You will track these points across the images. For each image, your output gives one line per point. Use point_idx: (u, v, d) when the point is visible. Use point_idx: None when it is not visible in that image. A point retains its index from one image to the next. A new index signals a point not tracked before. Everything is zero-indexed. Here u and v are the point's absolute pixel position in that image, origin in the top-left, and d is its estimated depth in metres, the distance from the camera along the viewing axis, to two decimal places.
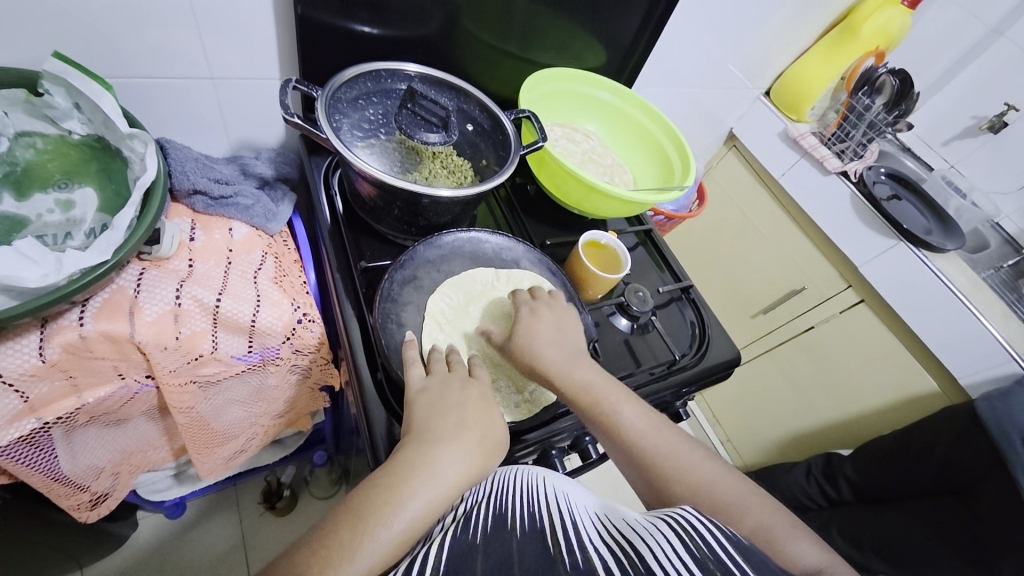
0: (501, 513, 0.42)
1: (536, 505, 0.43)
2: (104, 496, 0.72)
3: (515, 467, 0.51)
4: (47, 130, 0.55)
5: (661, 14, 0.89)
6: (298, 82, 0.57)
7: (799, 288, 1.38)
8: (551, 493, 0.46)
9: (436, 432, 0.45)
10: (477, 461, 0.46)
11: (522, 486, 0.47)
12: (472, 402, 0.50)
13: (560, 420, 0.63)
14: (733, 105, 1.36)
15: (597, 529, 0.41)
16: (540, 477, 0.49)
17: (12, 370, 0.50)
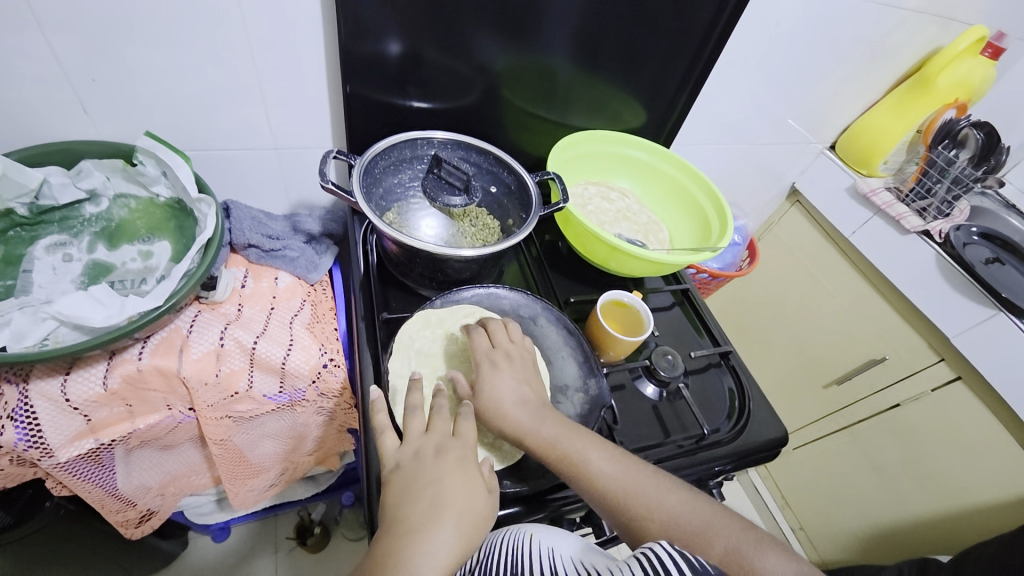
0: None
1: (522, 570, 0.45)
2: (150, 514, 0.79)
3: (509, 528, 0.51)
4: (140, 193, 0.68)
5: (698, 75, 0.89)
6: (338, 153, 0.64)
7: (879, 358, 1.22)
8: (534, 555, 0.46)
9: (408, 523, 0.45)
10: (458, 548, 0.44)
11: (507, 549, 0.48)
12: (448, 469, 0.49)
13: (565, 489, 0.60)
14: (794, 159, 1.29)
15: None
16: (528, 534, 0.49)
17: (80, 395, 0.59)
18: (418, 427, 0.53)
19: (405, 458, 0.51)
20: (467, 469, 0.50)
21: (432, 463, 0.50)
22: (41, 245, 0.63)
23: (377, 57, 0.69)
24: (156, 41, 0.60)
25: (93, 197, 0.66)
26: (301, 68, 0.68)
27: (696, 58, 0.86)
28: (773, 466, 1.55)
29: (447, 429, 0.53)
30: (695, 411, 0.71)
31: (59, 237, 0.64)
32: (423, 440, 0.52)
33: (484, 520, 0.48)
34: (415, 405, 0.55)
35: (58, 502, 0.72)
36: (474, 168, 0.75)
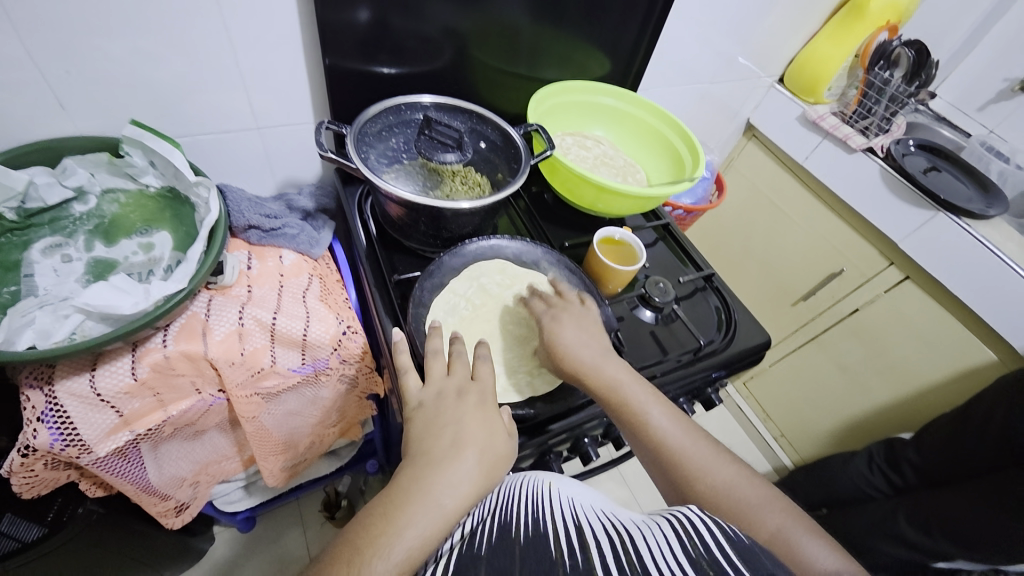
0: (506, 522, 0.47)
1: (542, 511, 0.47)
2: (186, 505, 0.81)
3: (527, 479, 0.55)
4: (128, 186, 0.68)
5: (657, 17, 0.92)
6: (330, 123, 0.65)
7: (838, 271, 1.35)
8: (555, 500, 0.49)
9: (432, 453, 0.50)
10: (476, 482, 0.50)
11: (523, 493, 0.51)
12: (470, 409, 0.55)
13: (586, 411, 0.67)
14: (747, 95, 1.36)
15: (591, 522, 0.45)
16: (547, 485, 0.53)
17: (110, 389, 0.60)
18: (442, 371, 0.59)
19: (429, 397, 0.56)
20: (483, 406, 0.56)
21: (453, 403, 0.56)
22: (36, 249, 0.62)
23: (350, 25, 0.69)
24: (124, 26, 0.58)
25: (80, 195, 0.66)
26: (275, 43, 0.68)
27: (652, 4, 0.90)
28: (753, 384, 1.68)
29: (465, 373, 0.60)
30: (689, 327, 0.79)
31: (53, 239, 0.63)
32: (445, 382, 0.58)
33: (500, 455, 0.54)
34: (435, 350, 0.60)
35: (91, 506, 0.73)
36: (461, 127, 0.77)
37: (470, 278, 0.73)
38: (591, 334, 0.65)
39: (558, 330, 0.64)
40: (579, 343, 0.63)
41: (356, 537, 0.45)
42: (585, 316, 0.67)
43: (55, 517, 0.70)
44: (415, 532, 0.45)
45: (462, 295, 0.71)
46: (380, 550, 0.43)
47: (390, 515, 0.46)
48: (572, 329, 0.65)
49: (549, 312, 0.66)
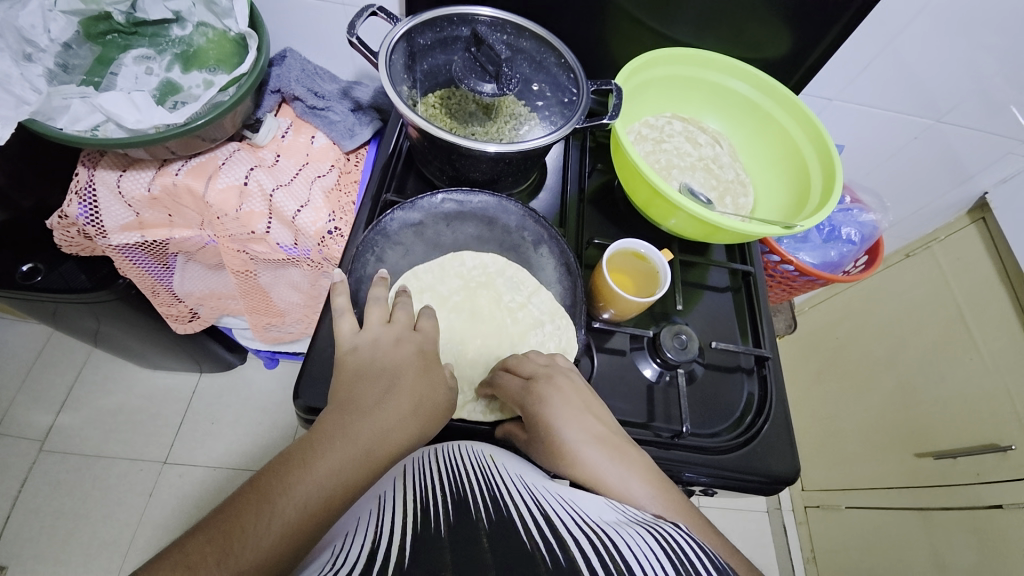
0: (463, 496, 0.38)
1: (496, 489, 0.40)
2: (195, 315, 0.90)
3: (471, 445, 0.50)
4: (217, 25, 0.72)
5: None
6: (378, 8, 0.59)
7: (1004, 445, 0.94)
8: (509, 478, 0.42)
9: (358, 402, 0.45)
10: (408, 431, 0.45)
11: (467, 466, 0.44)
12: (407, 366, 0.50)
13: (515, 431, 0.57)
14: (996, 160, 0.95)
15: (558, 517, 0.36)
16: (488, 456, 0.47)
17: (130, 192, 0.68)
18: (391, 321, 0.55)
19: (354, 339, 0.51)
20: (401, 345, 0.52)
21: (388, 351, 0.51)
22: (131, 55, 0.70)
23: None
24: None
25: (180, 20, 0.72)
26: None
27: None
28: (816, 513, 1.32)
29: (408, 323, 0.55)
30: (685, 406, 0.60)
31: (145, 50, 0.70)
32: (372, 344, 0.52)
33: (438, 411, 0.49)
34: (377, 305, 0.55)
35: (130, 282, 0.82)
36: (520, 57, 0.67)
37: (444, 264, 0.68)
38: (585, 410, 0.51)
39: (542, 409, 0.51)
40: (566, 412, 0.50)
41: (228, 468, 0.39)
42: (575, 389, 0.53)
43: (104, 276, 0.81)
44: (330, 474, 0.39)
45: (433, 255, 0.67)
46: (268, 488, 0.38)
47: (300, 461, 0.40)
48: (574, 406, 0.51)
49: (524, 387, 0.54)
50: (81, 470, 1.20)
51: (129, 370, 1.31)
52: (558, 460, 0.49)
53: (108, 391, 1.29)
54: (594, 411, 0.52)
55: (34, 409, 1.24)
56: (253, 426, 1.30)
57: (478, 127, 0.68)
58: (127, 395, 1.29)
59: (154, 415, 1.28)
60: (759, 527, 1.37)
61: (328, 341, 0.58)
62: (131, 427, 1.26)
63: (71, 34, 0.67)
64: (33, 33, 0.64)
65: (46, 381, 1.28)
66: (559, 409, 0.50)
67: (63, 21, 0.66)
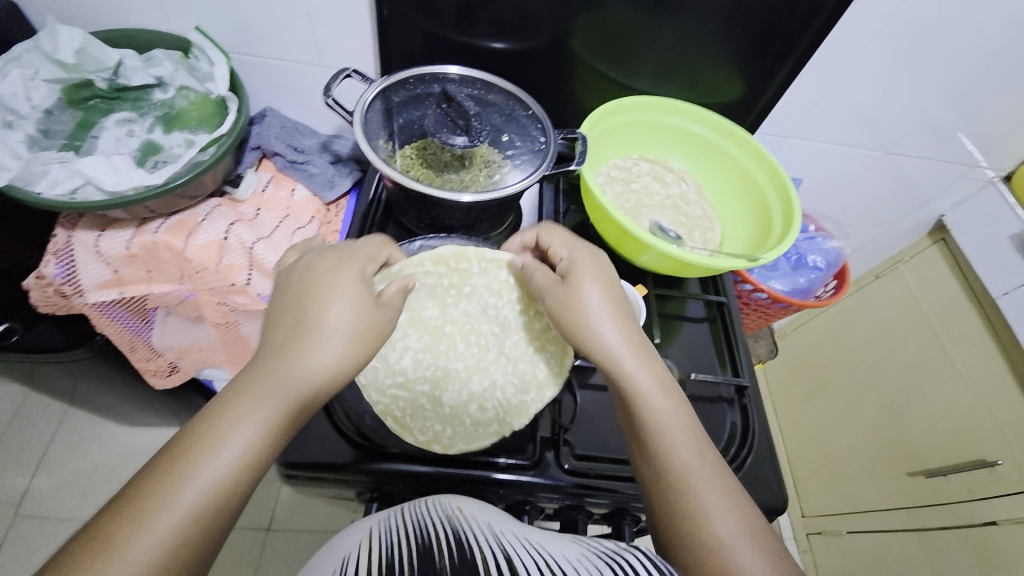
0: (429, 545, 0.39)
1: (462, 542, 0.39)
2: (174, 369, 0.89)
3: (440, 496, 0.48)
4: (199, 89, 0.75)
5: (818, 35, 0.71)
6: (354, 71, 0.63)
7: (991, 461, 0.96)
8: (475, 531, 0.41)
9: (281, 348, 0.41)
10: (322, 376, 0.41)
11: (434, 515, 0.44)
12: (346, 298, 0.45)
13: (496, 475, 0.56)
14: (948, 185, 1.01)
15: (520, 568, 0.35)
16: (456, 507, 0.46)
17: (109, 251, 0.69)
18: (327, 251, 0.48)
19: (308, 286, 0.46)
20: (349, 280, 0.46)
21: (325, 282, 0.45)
22: (112, 118, 0.72)
23: None
24: None
25: (162, 84, 0.74)
26: None
27: (813, 18, 0.69)
28: (818, 540, 1.29)
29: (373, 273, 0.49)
30: None
31: (127, 113, 0.72)
32: None
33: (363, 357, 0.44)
34: None
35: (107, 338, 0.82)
36: (491, 108, 0.71)
37: None
38: (621, 302, 0.52)
39: (587, 285, 0.52)
40: (609, 298, 0.51)
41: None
42: (617, 282, 0.54)
43: (81, 334, 0.80)
44: (237, 448, 0.37)
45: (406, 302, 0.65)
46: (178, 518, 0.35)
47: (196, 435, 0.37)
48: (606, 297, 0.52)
49: (579, 253, 0.54)
50: (52, 539, 1.13)
51: (105, 429, 1.27)
52: (589, 329, 0.50)
53: (84, 451, 1.24)
54: (631, 313, 0.52)
55: (3, 475, 1.19)
56: None
57: (453, 176, 0.70)
58: (104, 455, 1.24)
59: (132, 474, 1.23)
60: None
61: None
62: (107, 489, 1.21)
63: (52, 101, 0.70)
64: (14, 101, 0.67)
65: (17, 444, 1.22)
66: (602, 291, 0.51)
67: (46, 89, 0.69)
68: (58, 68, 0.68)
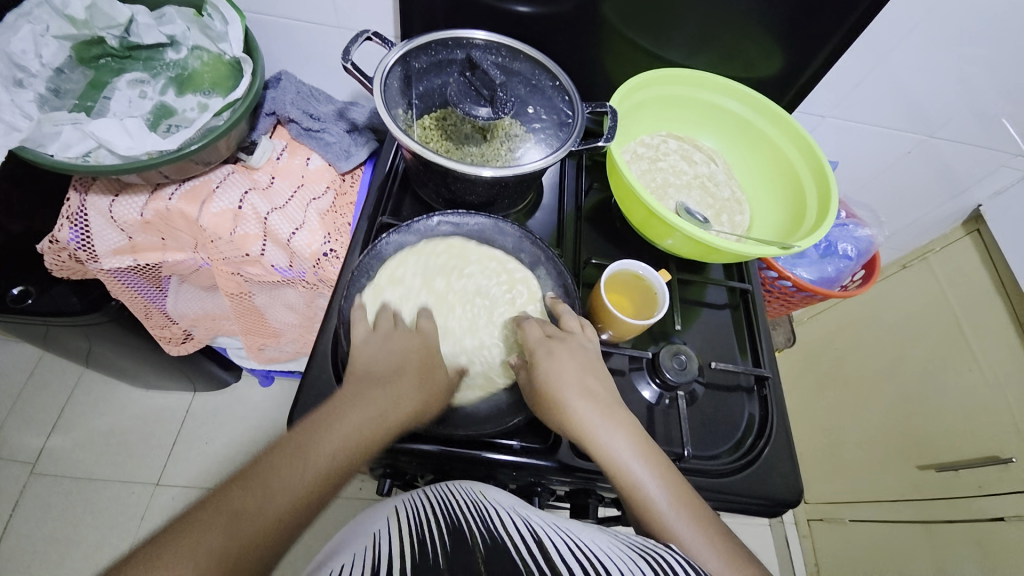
0: (458, 525, 0.38)
1: (490, 519, 0.39)
2: (189, 336, 0.89)
3: (464, 485, 0.48)
4: (211, 49, 0.72)
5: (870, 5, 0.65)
6: (373, 34, 0.60)
7: (1005, 457, 0.94)
8: (501, 510, 0.42)
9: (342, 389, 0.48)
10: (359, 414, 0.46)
11: (460, 501, 0.44)
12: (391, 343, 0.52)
13: (507, 455, 0.55)
14: (991, 173, 0.96)
15: (551, 543, 0.35)
16: (481, 493, 0.46)
17: (122, 216, 0.68)
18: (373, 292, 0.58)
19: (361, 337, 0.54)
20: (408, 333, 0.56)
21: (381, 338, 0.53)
22: (124, 79, 0.69)
23: None
24: None
25: (174, 43, 0.72)
26: None
27: None
28: (819, 526, 1.30)
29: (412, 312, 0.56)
30: (686, 428, 0.59)
31: (139, 74, 0.70)
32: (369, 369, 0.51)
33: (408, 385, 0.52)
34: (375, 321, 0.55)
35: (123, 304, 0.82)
36: (515, 79, 0.67)
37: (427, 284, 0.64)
38: (588, 373, 0.52)
39: (548, 369, 0.52)
40: (574, 375, 0.52)
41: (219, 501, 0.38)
42: (583, 355, 0.54)
43: (97, 298, 0.80)
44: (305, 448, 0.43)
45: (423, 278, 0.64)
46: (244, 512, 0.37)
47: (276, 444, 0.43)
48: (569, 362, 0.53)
49: (538, 344, 0.55)
50: (72, 494, 1.17)
51: (122, 390, 1.29)
52: (556, 412, 0.51)
53: (100, 411, 1.27)
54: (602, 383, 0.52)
55: (25, 431, 1.22)
56: (248, 445, 1.28)
57: (474, 149, 0.68)
58: (121, 415, 1.27)
59: (147, 436, 1.26)
60: (761, 541, 1.36)
61: (323, 363, 0.57)
62: (125, 449, 1.24)
63: (62, 59, 0.67)
64: (24, 58, 0.64)
65: (38, 401, 1.26)
66: (566, 371, 0.52)
67: (56, 46, 0.66)
68: (67, 24, 0.66)
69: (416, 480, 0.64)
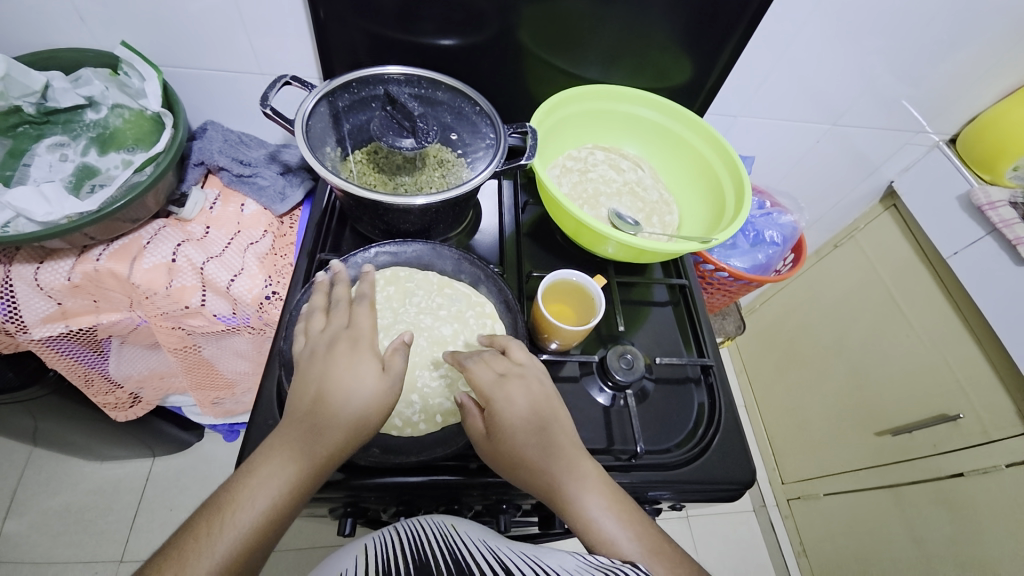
0: (426, 561, 0.38)
1: (457, 552, 0.39)
2: (137, 398, 0.86)
3: (435, 517, 0.48)
4: (133, 105, 0.72)
5: (757, 11, 0.71)
6: (292, 78, 0.61)
7: (953, 415, 1.00)
8: (470, 541, 0.42)
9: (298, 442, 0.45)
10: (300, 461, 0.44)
11: (432, 535, 0.43)
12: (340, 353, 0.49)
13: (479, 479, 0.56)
14: (896, 151, 1.04)
15: (516, 569, 0.35)
16: (452, 525, 0.46)
17: (49, 283, 0.66)
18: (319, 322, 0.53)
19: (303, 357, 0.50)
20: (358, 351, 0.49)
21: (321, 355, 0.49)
22: (44, 144, 0.69)
23: None
24: None
25: (93, 104, 0.71)
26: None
27: None
28: (798, 506, 1.33)
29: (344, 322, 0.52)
30: (637, 425, 0.61)
31: (59, 138, 0.69)
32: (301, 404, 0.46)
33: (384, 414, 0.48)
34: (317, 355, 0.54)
35: (61, 373, 0.79)
36: (440, 108, 0.70)
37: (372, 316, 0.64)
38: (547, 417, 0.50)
39: (507, 414, 0.49)
40: (525, 415, 0.49)
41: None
42: (536, 388, 0.51)
43: (32, 370, 0.77)
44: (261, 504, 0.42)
45: None
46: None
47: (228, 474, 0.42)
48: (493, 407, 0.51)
49: (492, 389, 0.50)
50: None
51: (75, 464, 1.22)
52: (516, 469, 0.48)
53: (54, 490, 1.19)
54: (555, 417, 0.50)
55: None
56: None
57: (407, 179, 0.70)
58: (76, 492, 1.20)
59: (106, 510, 1.19)
60: (747, 528, 1.37)
61: (270, 408, 0.56)
62: (82, 527, 1.16)
63: None
64: None
65: None
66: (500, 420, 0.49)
67: None
68: None
69: (380, 516, 0.62)
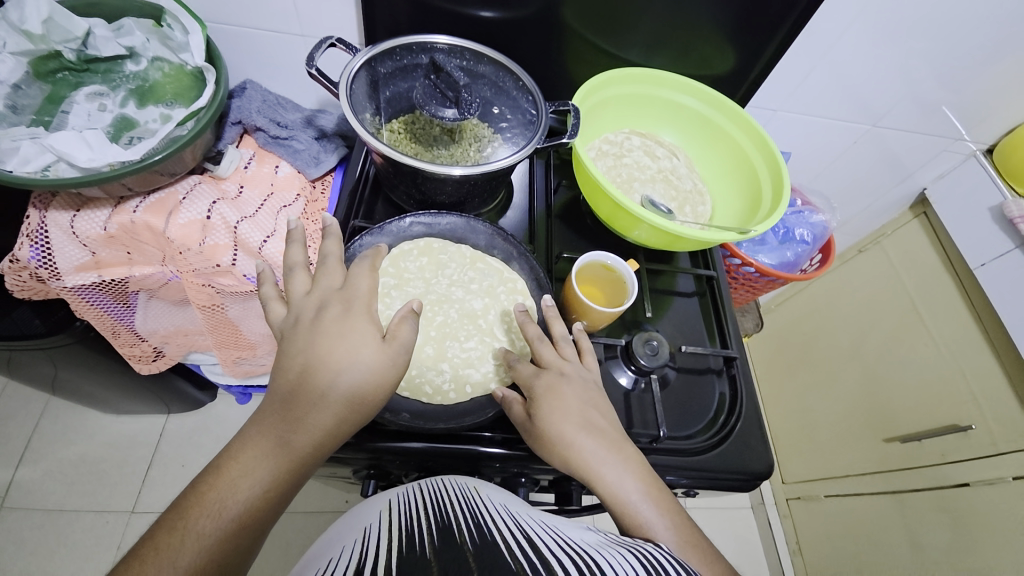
0: (450, 521, 0.38)
1: (479, 515, 0.40)
2: (160, 354, 0.87)
3: (456, 478, 0.49)
4: (173, 59, 0.71)
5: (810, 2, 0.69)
6: (337, 40, 0.60)
7: (963, 426, 1.00)
8: (490, 505, 0.42)
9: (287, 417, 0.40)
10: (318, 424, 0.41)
11: (454, 496, 0.44)
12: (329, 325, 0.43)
13: (499, 450, 0.56)
14: (931, 157, 1.02)
15: (539, 539, 0.36)
16: (473, 487, 0.47)
17: (85, 232, 0.66)
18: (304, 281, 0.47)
19: (286, 325, 0.44)
20: (350, 318, 0.43)
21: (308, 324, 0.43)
22: (83, 92, 0.68)
23: None
24: None
25: (134, 55, 0.71)
26: None
27: None
28: (798, 505, 1.34)
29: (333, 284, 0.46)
30: (660, 410, 0.61)
31: (98, 87, 0.68)
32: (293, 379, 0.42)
33: (387, 389, 0.44)
34: None
35: (88, 323, 0.80)
36: (481, 81, 0.69)
37: (402, 285, 0.64)
38: (591, 407, 0.50)
39: (559, 388, 0.49)
40: (573, 396, 0.49)
41: (181, 499, 0.37)
42: (583, 376, 0.52)
43: (61, 319, 0.78)
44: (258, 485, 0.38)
45: (398, 275, 0.64)
46: (209, 508, 0.37)
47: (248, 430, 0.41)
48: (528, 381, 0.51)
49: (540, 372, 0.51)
50: (42, 526, 1.12)
51: (91, 416, 1.24)
52: (554, 450, 0.48)
53: (69, 440, 1.22)
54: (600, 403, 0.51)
55: None
56: None
57: (443, 151, 0.69)
58: (90, 443, 1.22)
59: (120, 462, 1.21)
60: (745, 524, 1.39)
61: None
62: (96, 477, 1.19)
63: (19, 75, 0.65)
64: None
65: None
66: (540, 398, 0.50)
67: (13, 62, 0.64)
68: (24, 40, 0.64)
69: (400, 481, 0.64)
